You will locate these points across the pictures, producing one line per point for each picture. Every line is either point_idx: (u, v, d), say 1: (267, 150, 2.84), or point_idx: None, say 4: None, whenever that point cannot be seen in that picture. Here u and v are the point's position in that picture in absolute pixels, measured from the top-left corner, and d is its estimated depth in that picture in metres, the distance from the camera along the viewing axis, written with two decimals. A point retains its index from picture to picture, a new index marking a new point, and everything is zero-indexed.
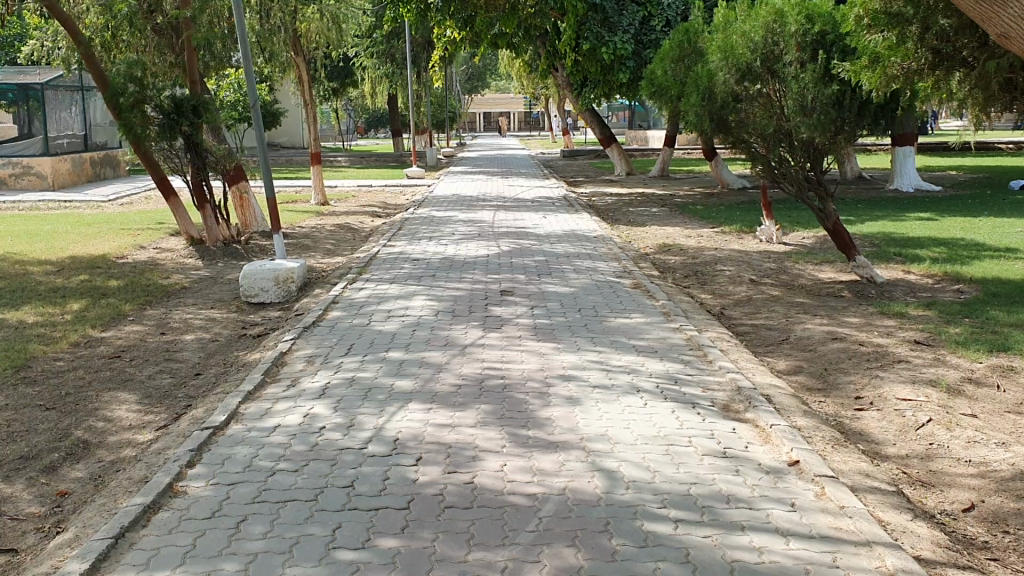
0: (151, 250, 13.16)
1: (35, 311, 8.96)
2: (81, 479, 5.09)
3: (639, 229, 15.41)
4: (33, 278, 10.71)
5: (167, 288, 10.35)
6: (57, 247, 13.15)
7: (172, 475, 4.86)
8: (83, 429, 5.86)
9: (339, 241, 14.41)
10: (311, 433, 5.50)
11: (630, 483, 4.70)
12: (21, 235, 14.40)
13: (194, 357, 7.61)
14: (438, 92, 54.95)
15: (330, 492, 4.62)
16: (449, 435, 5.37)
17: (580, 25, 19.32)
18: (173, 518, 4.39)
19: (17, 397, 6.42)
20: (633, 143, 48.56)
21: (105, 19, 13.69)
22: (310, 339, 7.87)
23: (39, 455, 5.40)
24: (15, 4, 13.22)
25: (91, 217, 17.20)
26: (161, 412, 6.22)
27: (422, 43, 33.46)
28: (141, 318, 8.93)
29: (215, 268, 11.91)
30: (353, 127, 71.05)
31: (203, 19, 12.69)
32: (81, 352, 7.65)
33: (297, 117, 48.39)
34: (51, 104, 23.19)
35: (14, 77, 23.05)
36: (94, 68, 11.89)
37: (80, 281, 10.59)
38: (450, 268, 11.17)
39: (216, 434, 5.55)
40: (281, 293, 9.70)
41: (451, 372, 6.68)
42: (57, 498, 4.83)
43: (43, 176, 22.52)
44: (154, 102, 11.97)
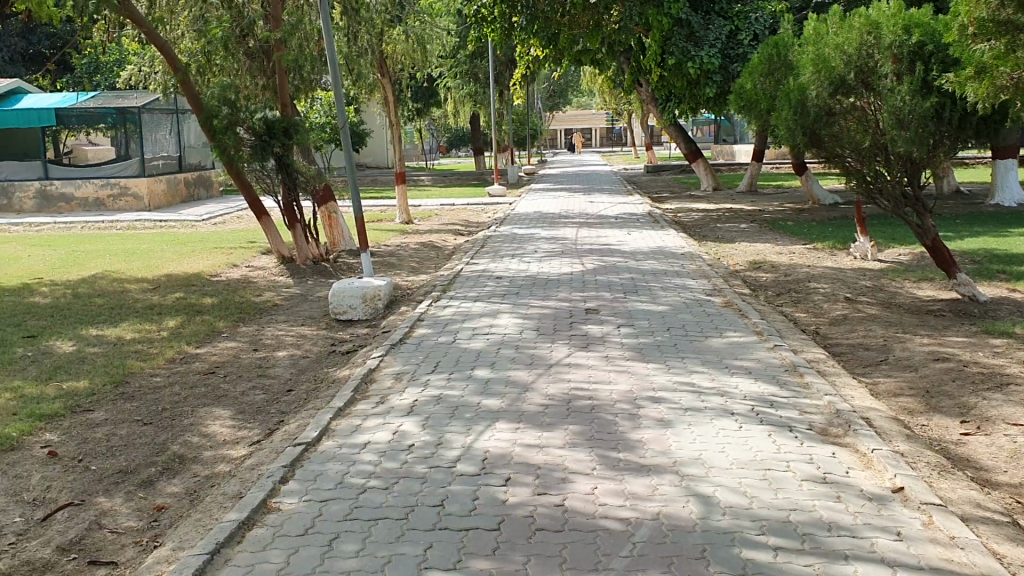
0: (243, 268, 13.45)
1: (133, 328, 9.23)
2: (177, 494, 5.17)
3: (727, 245, 15.14)
4: (131, 295, 11.06)
5: (258, 306, 10.54)
6: (154, 266, 13.59)
7: (266, 491, 4.90)
8: (180, 443, 5.98)
9: (423, 259, 14.51)
10: (400, 450, 5.50)
11: (727, 509, 4.56)
12: (120, 254, 14.95)
13: (285, 373, 7.71)
14: (521, 109, 55.20)
15: (419, 511, 4.59)
16: (538, 456, 5.31)
17: (666, 42, 18.96)
18: (268, 534, 4.41)
19: (117, 411, 6.60)
20: (720, 158, 48.17)
21: (199, 44, 13.98)
22: (397, 356, 7.90)
23: (138, 469, 5.52)
24: (115, 31, 13.64)
25: (185, 236, 17.71)
26: (254, 427, 6.30)
27: (506, 61, 33.57)
28: (235, 335, 9.12)
29: (304, 286, 12.10)
30: (436, 147, 72.12)
31: (293, 42, 13.06)
32: (177, 368, 7.83)
33: (383, 138, 49.28)
34: (148, 126, 23.95)
35: (113, 100, 23.67)
36: (191, 92, 12.26)
37: (176, 298, 10.88)
38: (535, 286, 11.11)
39: (308, 450, 5.59)
40: (367, 311, 9.74)
41: (539, 392, 6.59)
42: (155, 513, 4.92)
43: (140, 197, 23.41)
44: (246, 123, 12.19)
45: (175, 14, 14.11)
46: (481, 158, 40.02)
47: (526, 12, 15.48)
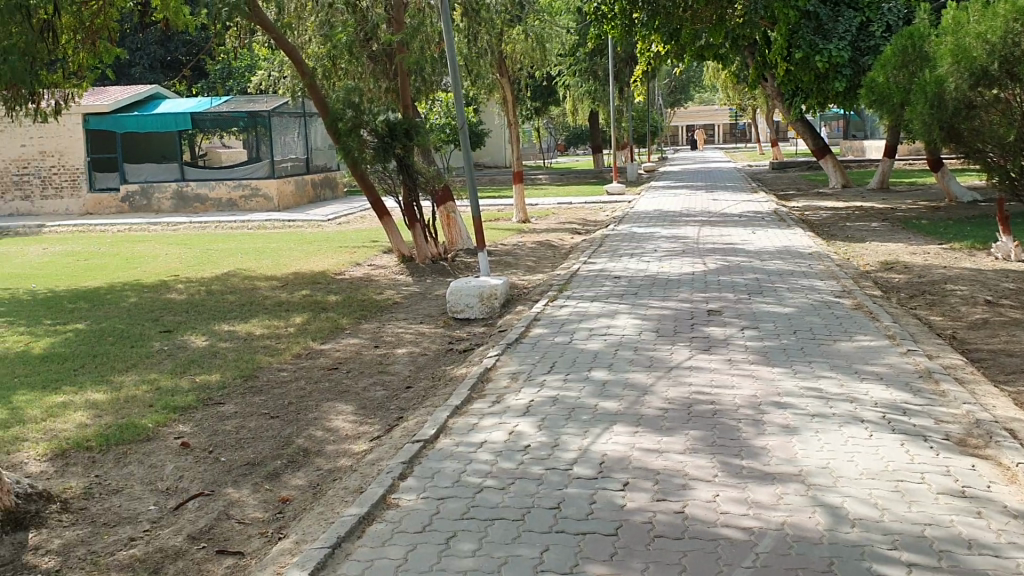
0: (365, 267, 13.77)
1: (262, 324, 9.55)
2: (301, 487, 5.30)
3: (857, 245, 14.56)
4: (260, 293, 11.46)
5: (380, 304, 10.75)
6: (282, 264, 14.05)
7: (385, 487, 4.96)
8: (304, 437, 6.13)
9: (541, 258, 14.52)
10: (517, 450, 5.49)
11: (856, 521, 4.35)
12: (250, 253, 15.52)
13: (405, 370, 7.82)
14: (641, 106, 54.66)
15: (536, 513, 4.55)
16: (657, 461, 5.20)
17: (793, 34, 18.69)
18: (387, 530, 4.47)
19: (245, 405, 6.83)
20: (849, 154, 46.47)
21: (326, 48, 14.37)
22: (515, 355, 7.90)
23: (265, 461, 5.68)
24: (247, 37, 14.12)
25: (311, 236, 18.24)
26: (375, 423, 6.41)
27: (626, 58, 33.32)
28: (357, 332, 9.32)
29: (424, 284, 12.28)
30: (555, 145, 72.24)
31: (415, 45, 13.24)
32: (303, 363, 8.06)
33: (502, 137, 49.68)
34: (278, 129, 24.72)
35: (246, 104, 24.50)
36: (318, 95, 12.64)
37: (302, 296, 11.21)
38: (655, 287, 10.93)
39: (426, 447, 5.64)
40: (485, 310, 9.79)
41: (658, 395, 6.46)
42: (280, 504, 5.05)
43: (270, 197, 24.28)
44: (369, 126, 12.42)
45: (304, 19, 14.52)
46: (600, 157, 39.83)
47: (647, 8, 15.32)
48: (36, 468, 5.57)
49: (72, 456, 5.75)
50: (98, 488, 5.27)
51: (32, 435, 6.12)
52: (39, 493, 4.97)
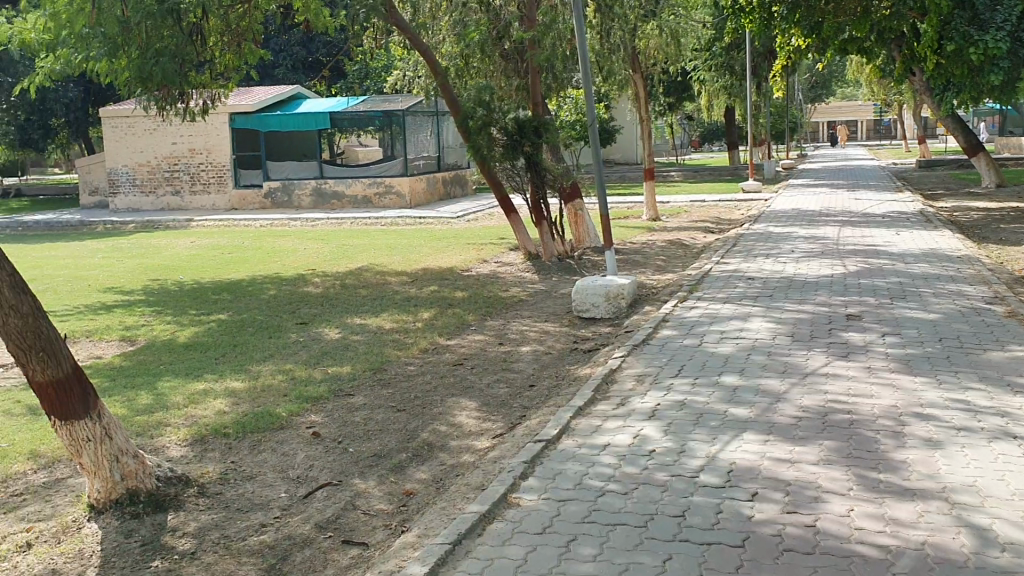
0: (493, 264, 13.86)
1: (391, 318, 9.74)
2: (425, 481, 5.35)
3: (1012, 248, 13.68)
4: (390, 287, 11.70)
5: (507, 301, 10.80)
6: (412, 260, 14.32)
7: (507, 486, 4.94)
8: (429, 431, 6.20)
9: (671, 258, 14.27)
10: (641, 454, 5.38)
11: (1007, 545, 4.05)
12: (383, 248, 15.87)
13: (530, 368, 7.81)
14: (779, 102, 53.08)
15: (659, 520, 4.44)
16: (788, 472, 4.99)
17: (945, 25, 17.63)
18: (507, 529, 4.45)
19: (373, 397, 6.96)
20: (1006, 152, 43.77)
21: (459, 47, 14.53)
22: (641, 357, 7.77)
23: (390, 454, 5.77)
24: (384, 37, 14.44)
25: (442, 232, 18.52)
26: (498, 420, 6.42)
27: (765, 52, 32.39)
28: (483, 328, 9.38)
29: (551, 282, 12.28)
30: (688, 142, 71.07)
31: (547, 42, 13.19)
32: (430, 358, 8.16)
33: (634, 134, 49.24)
34: (412, 128, 25.27)
35: (382, 103, 25.15)
36: (449, 94, 12.81)
37: (431, 291, 11.37)
38: (790, 289, 10.57)
39: (549, 447, 5.60)
40: (612, 309, 9.67)
41: (790, 403, 6.22)
42: (403, 498, 5.11)
43: (402, 194, 24.81)
44: (499, 124, 12.47)
45: (438, 20, 14.71)
46: (735, 154, 38.90)
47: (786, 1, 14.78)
48: (178, 452, 5.83)
49: (210, 442, 6.00)
50: (233, 473, 5.47)
51: (174, 420, 6.41)
52: (179, 476, 5.19)
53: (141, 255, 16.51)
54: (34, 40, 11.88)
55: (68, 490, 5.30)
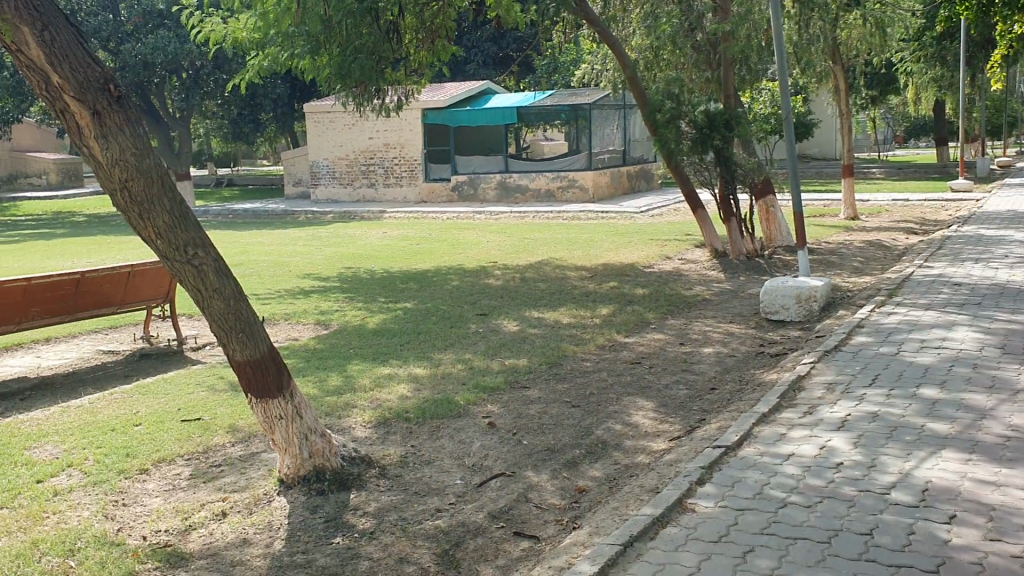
0: (677, 260, 13.61)
1: (570, 313, 9.74)
2: (598, 479, 5.29)
3: None
4: (571, 282, 11.72)
5: (689, 299, 10.56)
6: (594, 255, 14.28)
7: (683, 490, 4.81)
8: (604, 429, 6.13)
9: (868, 259, 13.52)
10: (827, 467, 5.09)
11: None
12: (564, 242, 15.93)
13: (710, 370, 7.59)
14: (996, 95, 49.23)
15: (844, 537, 4.19)
16: (994, 496, 4.58)
17: None
18: (680, 535, 4.33)
19: (550, 391, 6.97)
20: None
21: (650, 40, 14.31)
22: (831, 364, 7.39)
23: (564, 450, 5.75)
24: (574, 31, 14.43)
25: (624, 227, 18.36)
26: (676, 422, 6.27)
27: (982, 41, 30.06)
28: (664, 327, 9.21)
29: (736, 281, 11.91)
30: (891, 137, 67.25)
31: (742, 33, 12.73)
32: (608, 355, 8.09)
33: (832, 128, 47.10)
34: (598, 122, 25.29)
35: (570, 96, 25.26)
36: (637, 87, 12.66)
37: (611, 287, 11.28)
38: (1001, 297, 9.75)
39: (728, 453, 5.41)
40: (802, 312, 9.26)
41: (998, 421, 5.72)
42: (577, 494, 5.07)
43: (585, 188, 24.80)
44: (688, 117, 12.19)
45: (629, 12, 14.55)
46: (944, 151, 36.40)
47: None
48: (361, 433, 6.06)
49: (393, 425, 6.19)
50: (412, 457, 5.62)
51: (360, 402, 6.67)
52: (361, 457, 5.39)
53: (336, 243, 17.35)
54: (247, 40, 12.66)
55: (262, 464, 5.61)
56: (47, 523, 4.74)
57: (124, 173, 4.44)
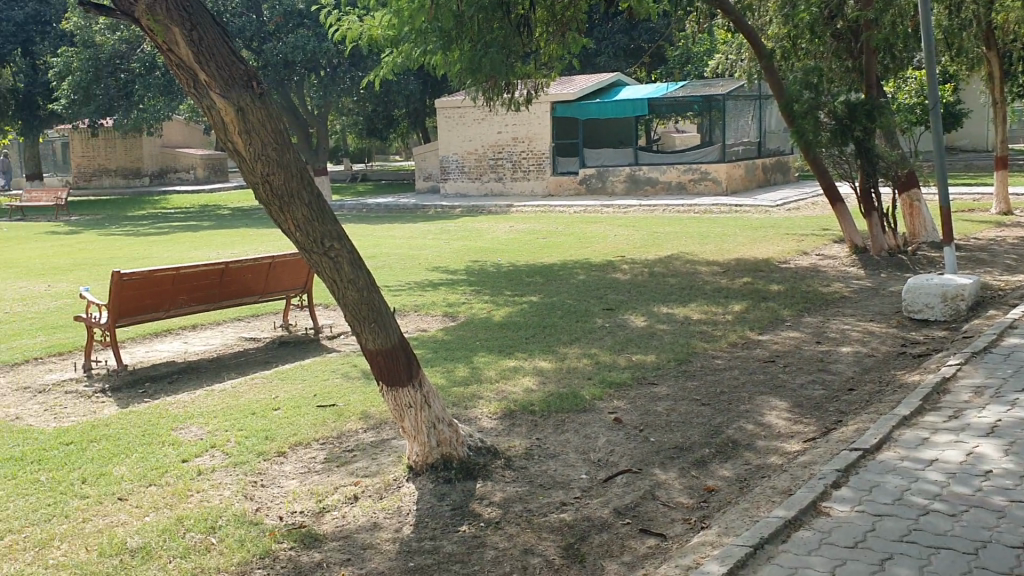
0: (813, 256, 13.17)
1: (701, 309, 9.56)
2: (728, 478, 5.16)
3: None
4: (701, 277, 11.49)
5: (826, 297, 10.19)
6: (725, 250, 13.97)
7: (817, 493, 4.64)
8: (735, 428, 5.98)
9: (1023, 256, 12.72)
10: (974, 475, 4.82)
11: None
12: (695, 236, 15.64)
13: (848, 370, 7.30)
14: None
15: (992, 549, 3.96)
16: None
17: None
18: (814, 539, 4.18)
19: (679, 388, 6.85)
20: None
21: (787, 28, 13.85)
22: (980, 366, 6.97)
23: (693, 448, 5.63)
24: (707, 22, 14.13)
25: (758, 222, 17.88)
26: (811, 423, 6.06)
27: None
28: (798, 325, 8.91)
29: (877, 279, 11.42)
30: None
31: (886, 20, 12.15)
32: (739, 353, 7.88)
33: (984, 118, 44.54)
34: (732, 113, 24.83)
35: (703, 87, 24.86)
36: (774, 78, 12.29)
37: (743, 283, 11.01)
38: None
39: (866, 457, 5.18)
40: (949, 310, 8.78)
41: None
42: (705, 494, 4.96)
43: (718, 180, 24.30)
44: (827, 108, 11.71)
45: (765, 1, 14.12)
46: None
47: None
48: (488, 424, 6.11)
49: (519, 417, 6.21)
50: (538, 450, 5.62)
51: (487, 393, 6.72)
52: (488, 447, 5.43)
53: (465, 237, 17.59)
54: (382, 37, 12.95)
55: (391, 450, 5.73)
56: (191, 500, 4.98)
57: (266, 167, 4.59)
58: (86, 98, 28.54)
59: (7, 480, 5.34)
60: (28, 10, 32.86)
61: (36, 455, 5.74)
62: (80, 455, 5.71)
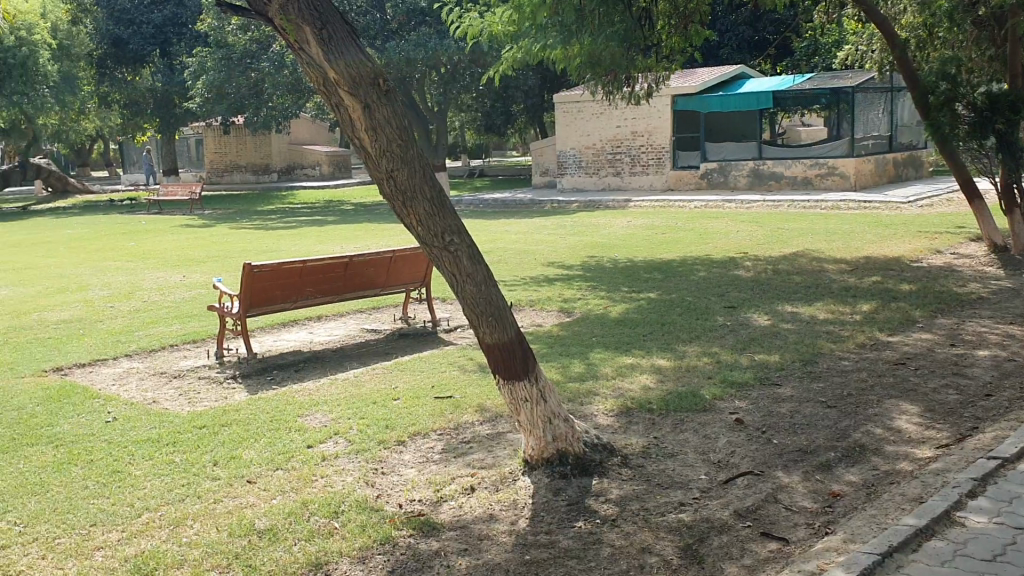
0: (948, 254, 12.57)
1: (827, 308, 9.25)
2: (855, 484, 4.98)
3: None
4: (826, 275, 11.13)
5: (962, 297, 9.71)
6: (852, 247, 13.48)
7: (950, 501, 4.44)
8: (862, 432, 5.76)
9: None
10: None
11: None
12: (821, 234, 15.14)
13: (987, 375, 6.94)
14: None
15: None
16: None
17: None
18: (947, 550, 4.00)
19: (803, 389, 6.65)
20: None
21: (923, 17, 13.25)
22: None
23: (817, 451, 5.45)
24: (837, 11, 13.66)
25: (888, 219, 17.17)
26: (945, 429, 5.78)
27: None
28: (932, 326, 8.52)
29: (1019, 279, 10.81)
30: None
31: None
32: (867, 354, 7.59)
33: None
34: (861, 106, 24.01)
35: (830, 79, 24.09)
36: (907, 69, 11.78)
37: (872, 282, 10.60)
38: None
39: (1005, 467, 4.91)
40: None
41: None
42: (829, 498, 4.80)
43: (846, 175, 23.54)
44: (966, 99, 11.17)
45: None
46: None
47: None
48: (605, 421, 6.07)
49: (636, 415, 6.15)
50: (655, 448, 5.56)
51: (604, 390, 6.69)
52: (604, 444, 5.39)
53: (582, 233, 17.53)
54: (502, 33, 13.03)
55: (507, 444, 5.76)
56: (315, 485, 5.13)
57: (390, 164, 4.68)
58: (218, 97, 29.76)
59: (145, 460, 5.62)
60: (166, 12, 34.48)
61: (171, 438, 6.02)
62: (211, 439, 5.96)
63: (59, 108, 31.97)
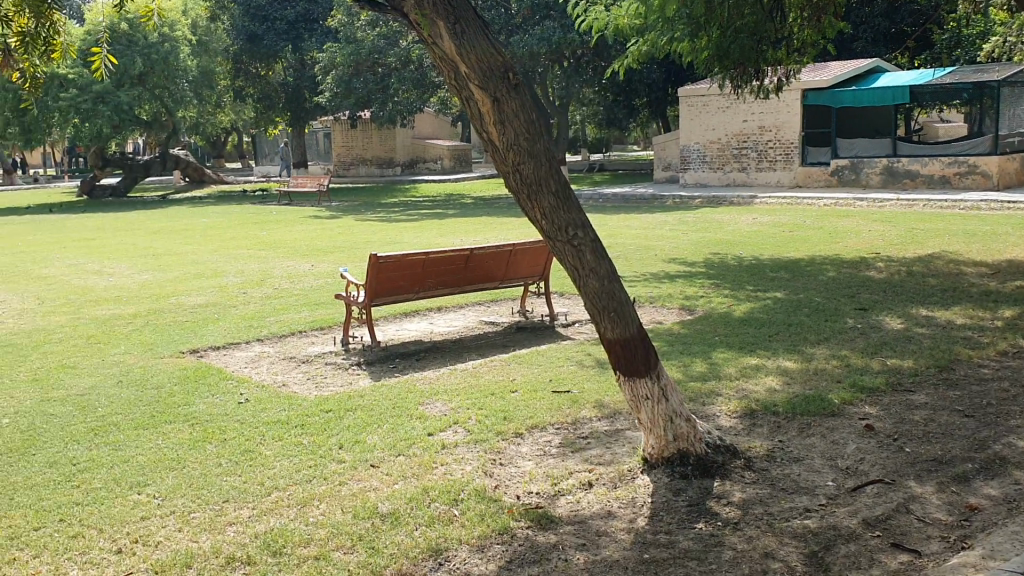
0: None
1: (966, 313, 8.81)
2: (994, 497, 4.73)
3: None
4: (965, 279, 10.59)
5: None
6: (994, 249, 12.80)
7: None
8: (1003, 444, 5.46)
9: None
10: None
11: None
12: (960, 235, 14.43)
13: None
14: None
15: None
16: None
17: None
18: None
19: (938, 397, 6.35)
20: None
21: None
22: None
23: (953, 462, 5.20)
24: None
25: None
26: None
27: None
28: None
29: None
30: None
31: None
32: (1010, 362, 7.19)
33: None
34: (1007, 101, 22.89)
35: (975, 73, 22.92)
36: None
37: (1016, 286, 10.03)
38: None
39: None
40: None
41: None
42: (966, 511, 4.57)
43: (989, 175, 22.40)
44: None
45: None
46: None
47: None
48: (727, 422, 5.95)
49: (760, 418, 6.01)
50: (780, 452, 5.41)
51: (726, 390, 6.56)
52: (727, 446, 5.28)
53: (705, 229, 17.24)
54: (628, 26, 12.91)
55: (627, 441, 5.72)
56: (435, 472, 5.21)
57: (517, 156, 4.69)
58: (347, 92, 30.56)
59: (275, 440, 5.83)
60: (300, 9, 35.67)
61: (299, 420, 6.23)
62: (337, 423, 6.13)
63: (198, 102, 33.49)
